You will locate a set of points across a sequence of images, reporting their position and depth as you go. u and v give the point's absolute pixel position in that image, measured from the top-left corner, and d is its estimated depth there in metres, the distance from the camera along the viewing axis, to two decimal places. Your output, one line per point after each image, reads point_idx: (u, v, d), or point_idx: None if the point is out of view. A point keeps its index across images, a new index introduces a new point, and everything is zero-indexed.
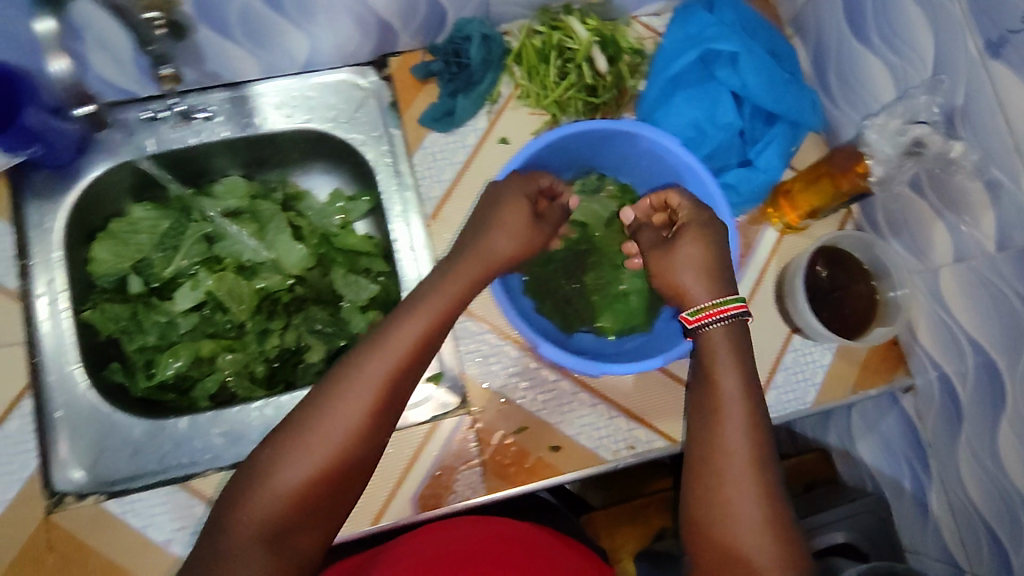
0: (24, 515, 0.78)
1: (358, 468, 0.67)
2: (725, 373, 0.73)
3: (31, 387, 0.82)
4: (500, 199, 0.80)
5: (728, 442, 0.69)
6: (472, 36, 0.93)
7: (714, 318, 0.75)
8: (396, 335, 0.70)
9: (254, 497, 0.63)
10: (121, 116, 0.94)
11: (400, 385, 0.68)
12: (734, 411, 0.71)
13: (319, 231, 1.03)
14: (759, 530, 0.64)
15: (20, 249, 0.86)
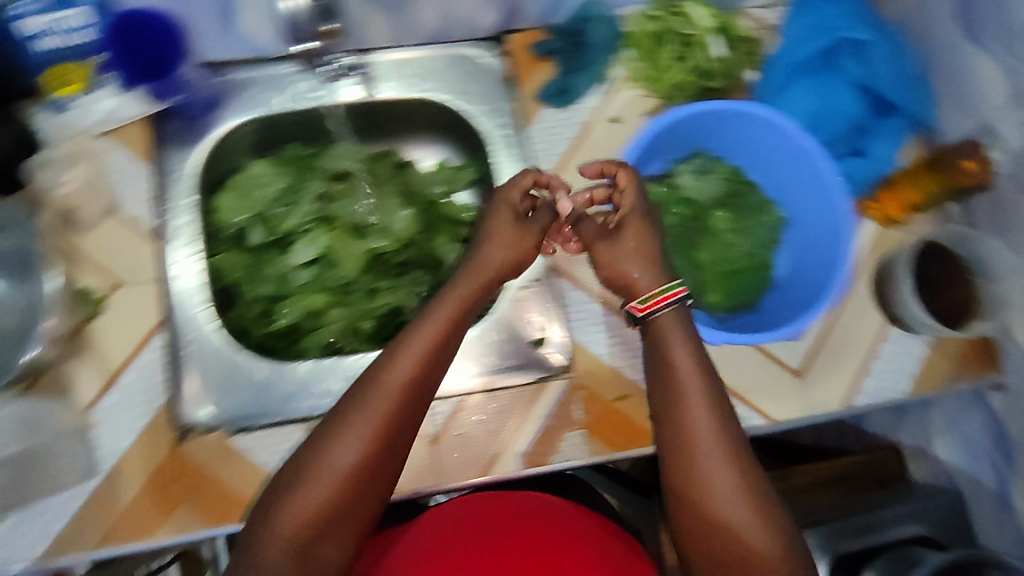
0: (155, 442, 0.83)
1: (376, 479, 0.68)
2: (680, 343, 0.73)
3: (164, 323, 0.86)
4: (496, 214, 0.84)
5: (698, 418, 0.69)
6: (594, 19, 0.97)
7: (661, 305, 0.75)
8: (401, 358, 0.71)
9: (280, 512, 0.65)
10: (248, 75, 0.95)
11: (410, 405, 0.69)
12: (695, 385, 0.70)
13: (422, 198, 1.04)
14: (734, 495, 0.66)
15: (158, 193, 0.89)
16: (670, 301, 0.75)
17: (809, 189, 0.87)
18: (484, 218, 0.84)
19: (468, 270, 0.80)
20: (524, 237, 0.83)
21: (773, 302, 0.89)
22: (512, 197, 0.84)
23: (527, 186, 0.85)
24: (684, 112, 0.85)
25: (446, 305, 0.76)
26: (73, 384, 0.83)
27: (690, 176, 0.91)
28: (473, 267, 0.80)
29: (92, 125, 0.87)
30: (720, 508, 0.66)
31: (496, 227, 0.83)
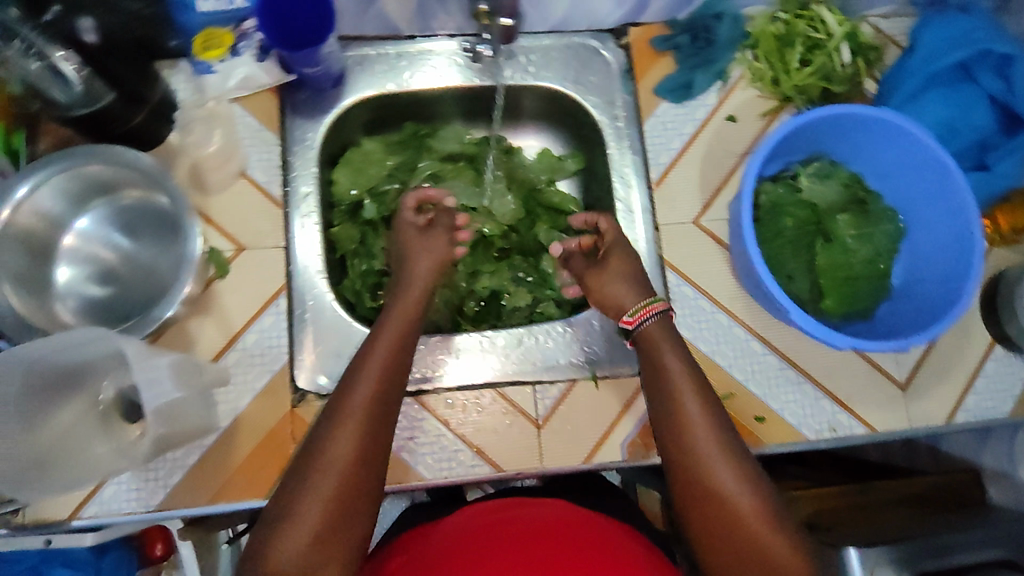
0: (272, 402, 0.84)
1: (364, 491, 0.66)
2: (666, 351, 0.78)
3: (287, 287, 0.88)
4: (403, 235, 0.90)
5: (695, 426, 0.72)
6: (725, 16, 0.97)
7: (649, 315, 0.81)
8: (365, 377, 0.72)
9: (279, 538, 0.62)
10: (379, 50, 0.96)
11: (380, 417, 0.70)
12: (688, 392, 0.74)
13: (524, 184, 1.05)
14: (740, 490, 0.68)
15: (286, 161, 0.91)
16: (654, 311, 0.81)
17: (937, 200, 0.86)
18: (398, 239, 0.91)
19: (405, 288, 0.84)
20: (445, 248, 0.89)
21: (890, 309, 0.90)
22: (407, 217, 0.91)
23: (415, 204, 0.91)
24: (794, 124, 0.83)
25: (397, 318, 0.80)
26: (197, 341, 0.84)
27: (812, 179, 0.91)
28: (406, 279, 0.85)
29: (227, 88, 0.88)
30: (730, 503, 0.67)
31: (416, 246, 0.89)
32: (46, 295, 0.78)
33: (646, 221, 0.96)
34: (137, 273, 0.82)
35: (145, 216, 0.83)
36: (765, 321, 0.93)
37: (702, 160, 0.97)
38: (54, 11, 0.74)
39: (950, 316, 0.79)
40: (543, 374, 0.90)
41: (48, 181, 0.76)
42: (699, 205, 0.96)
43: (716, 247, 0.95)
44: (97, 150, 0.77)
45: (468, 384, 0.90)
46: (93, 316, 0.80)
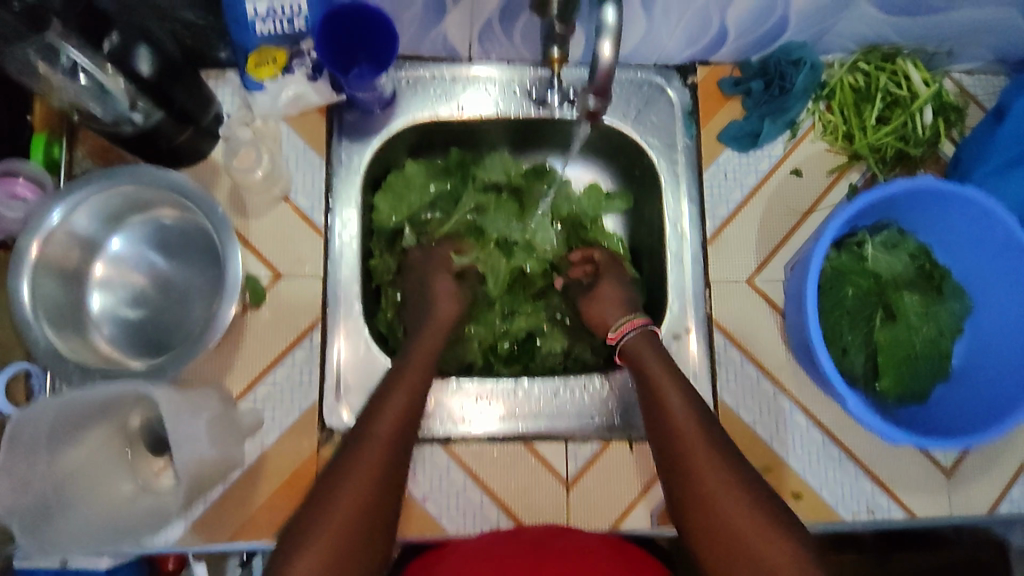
0: (299, 441, 0.82)
1: (377, 521, 0.65)
2: (653, 364, 0.78)
3: (322, 320, 0.85)
4: (433, 277, 0.89)
5: (687, 431, 0.71)
6: (803, 64, 0.89)
7: (629, 330, 0.82)
8: (389, 407, 0.72)
9: (294, 559, 0.60)
10: (434, 72, 0.91)
11: (398, 449, 0.70)
12: (674, 397, 0.74)
13: (571, 221, 0.99)
14: (729, 490, 0.67)
15: (327, 186, 0.87)
16: (635, 325, 0.82)
17: (1012, 286, 0.82)
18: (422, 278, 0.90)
19: (429, 322, 0.84)
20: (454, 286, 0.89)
21: (945, 393, 0.86)
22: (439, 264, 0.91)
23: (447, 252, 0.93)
24: (863, 201, 0.79)
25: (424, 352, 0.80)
26: (228, 371, 0.82)
27: (879, 249, 0.86)
28: (433, 319, 0.84)
29: (277, 107, 0.83)
30: (722, 502, 0.66)
31: (432, 282, 0.89)
32: (82, 323, 0.76)
33: (696, 275, 0.91)
34: (171, 296, 0.80)
35: (185, 236, 0.81)
36: (810, 391, 0.90)
37: (762, 215, 0.92)
38: (111, 42, 0.68)
39: (1008, 422, 0.76)
40: (576, 430, 0.88)
41: (85, 200, 0.73)
42: (754, 263, 0.91)
43: (769, 309, 0.91)
44: (140, 173, 0.73)
45: (500, 435, 0.87)
46: (128, 340, 0.78)
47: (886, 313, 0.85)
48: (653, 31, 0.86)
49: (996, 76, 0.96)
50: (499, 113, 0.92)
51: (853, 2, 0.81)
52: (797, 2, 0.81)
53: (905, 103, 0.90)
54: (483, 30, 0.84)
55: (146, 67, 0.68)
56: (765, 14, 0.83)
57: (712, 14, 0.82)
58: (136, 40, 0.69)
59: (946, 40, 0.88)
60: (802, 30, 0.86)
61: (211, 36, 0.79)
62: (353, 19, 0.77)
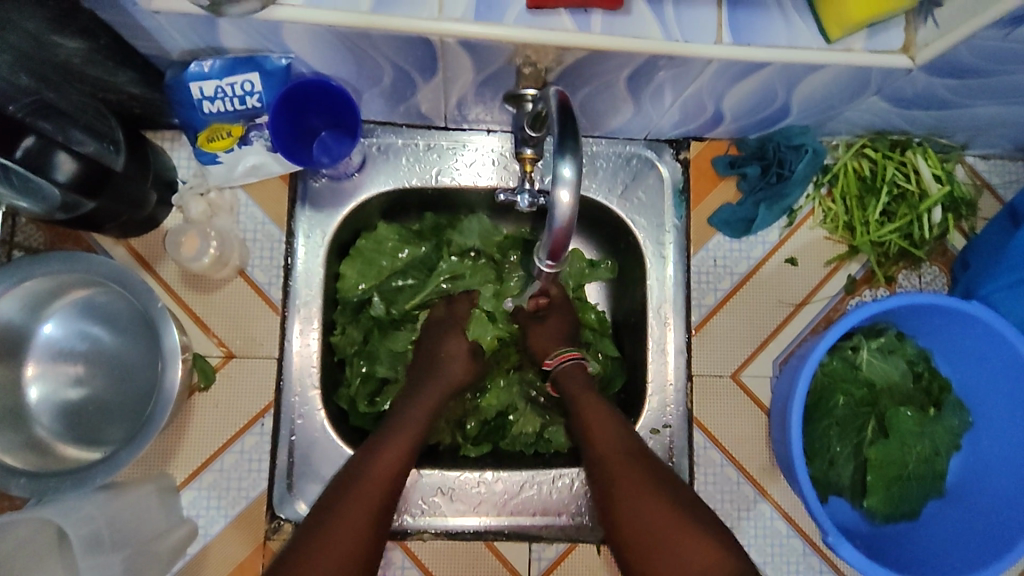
0: (246, 533, 0.78)
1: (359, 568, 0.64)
2: (592, 407, 0.76)
3: (275, 404, 0.80)
4: (445, 334, 0.87)
5: (618, 470, 0.69)
6: (805, 150, 0.83)
7: (566, 360, 0.82)
8: (381, 462, 0.72)
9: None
10: (408, 139, 0.85)
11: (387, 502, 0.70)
12: (606, 438, 0.73)
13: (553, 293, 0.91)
14: (666, 515, 0.63)
15: (288, 259, 0.82)
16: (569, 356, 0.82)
17: (1015, 409, 0.76)
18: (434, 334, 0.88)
19: (433, 381, 0.83)
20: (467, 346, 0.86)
21: (938, 510, 0.80)
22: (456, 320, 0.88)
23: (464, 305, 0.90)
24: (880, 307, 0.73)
25: (423, 410, 0.79)
26: (172, 457, 0.78)
27: (874, 354, 0.80)
28: (438, 380, 0.83)
29: (233, 177, 0.78)
30: (660, 531, 0.62)
31: (445, 341, 0.86)
32: (17, 416, 0.71)
33: (678, 369, 0.85)
34: (115, 378, 0.75)
35: (121, 312, 0.75)
36: (792, 498, 0.84)
37: (755, 306, 0.86)
38: (27, 146, 0.60)
39: (999, 563, 0.70)
40: (543, 528, 0.82)
41: (8, 292, 0.67)
42: (740, 358, 0.86)
43: (755, 409, 0.85)
44: (73, 258, 0.69)
45: (465, 530, 0.82)
46: (67, 428, 0.74)
47: (879, 425, 0.80)
48: (643, 113, 0.80)
49: (1013, 163, 0.89)
50: (478, 185, 0.86)
51: (859, 97, 0.74)
52: (799, 94, 0.74)
53: (913, 200, 0.84)
54: (458, 102, 0.78)
55: (64, 177, 0.63)
56: (764, 102, 0.77)
57: (706, 100, 0.76)
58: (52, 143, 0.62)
59: (960, 130, 0.82)
60: (804, 116, 0.80)
61: (162, 104, 0.74)
62: (312, 95, 0.72)
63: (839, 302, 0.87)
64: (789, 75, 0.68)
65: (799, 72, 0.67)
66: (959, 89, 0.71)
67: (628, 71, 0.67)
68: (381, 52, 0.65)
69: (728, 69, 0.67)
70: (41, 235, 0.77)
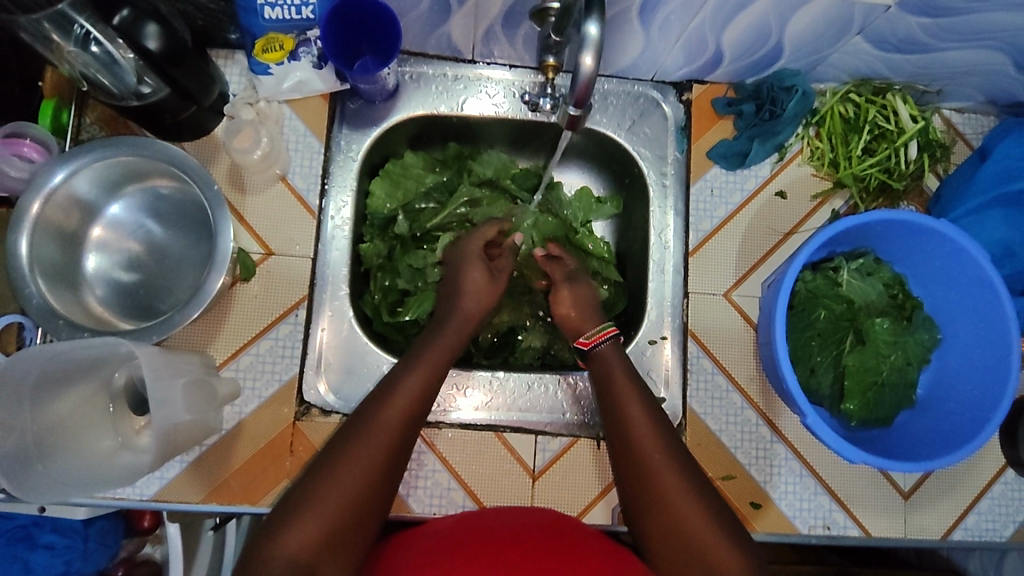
0: (278, 412, 0.85)
1: (376, 503, 0.66)
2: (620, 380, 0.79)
3: (308, 299, 0.88)
4: (466, 268, 0.88)
5: (644, 437, 0.73)
6: (795, 90, 0.92)
7: (603, 338, 0.84)
8: (400, 392, 0.72)
9: (284, 530, 0.61)
10: (437, 69, 0.94)
11: (407, 432, 0.70)
12: (632, 406, 0.76)
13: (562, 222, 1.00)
14: (684, 492, 0.69)
15: (324, 170, 0.90)
16: (609, 334, 0.84)
17: (983, 324, 0.84)
18: (459, 265, 0.89)
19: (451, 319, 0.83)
20: (485, 276, 0.87)
21: (910, 420, 0.89)
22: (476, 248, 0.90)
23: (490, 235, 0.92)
24: (837, 229, 0.81)
25: (439, 345, 0.79)
26: (213, 339, 0.85)
27: (854, 275, 0.88)
28: (454, 301, 0.86)
29: (281, 91, 0.87)
30: (674, 502, 0.69)
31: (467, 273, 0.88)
32: (76, 283, 0.79)
33: (675, 285, 0.94)
34: (166, 261, 0.83)
35: (181, 205, 0.84)
36: (776, 407, 0.92)
37: (746, 232, 0.95)
38: (122, 15, 0.68)
39: (953, 454, 0.78)
40: (547, 424, 0.90)
41: (86, 167, 0.77)
42: (733, 278, 0.94)
43: (744, 324, 0.93)
44: (139, 145, 0.77)
45: (475, 422, 0.90)
46: (121, 300, 0.81)
47: (856, 337, 0.87)
48: (652, 49, 0.88)
49: (985, 116, 0.98)
50: (498, 114, 0.95)
51: (845, 37, 0.83)
52: (791, 32, 0.83)
53: (892, 137, 0.93)
54: (487, 33, 0.87)
55: (152, 45, 0.68)
56: (760, 42, 0.86)
57: (708, 38, 0.85)
58: (146, 16, 0.68)
59: (937, 79, 0.91)
60: (795, 58, 0.89)
61: (222, 18, 0.83)
62: (360, 13, 0.81)
63: None
64: (781, 8, 0.77)
65: (791, 4, 0.76)
66: (933, 30, 0.79)
67: None
68: None
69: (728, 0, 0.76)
70: (104, 132, 0.84)
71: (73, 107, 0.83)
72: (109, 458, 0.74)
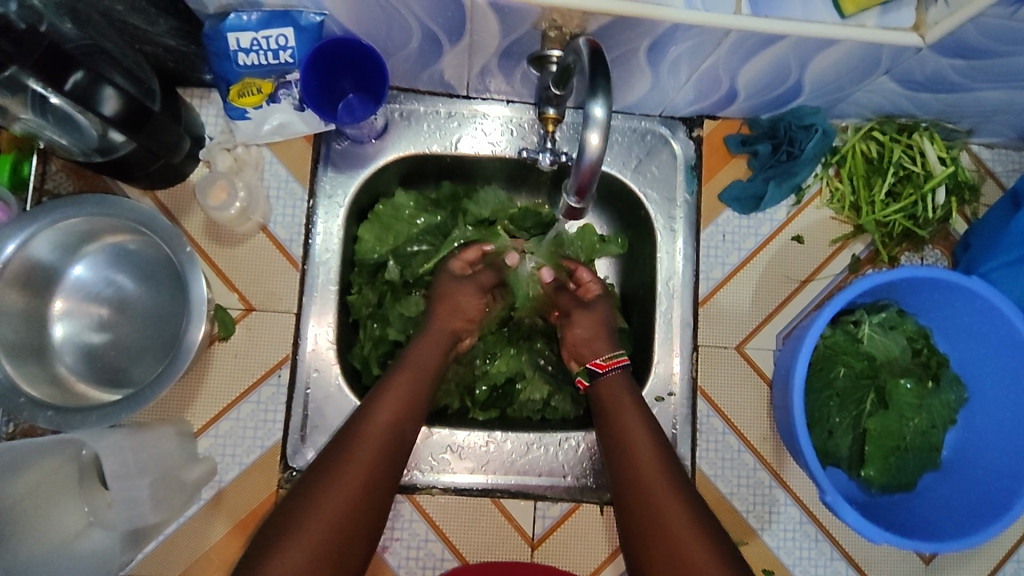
0: (261, 480, 0.80)
1: (360, 531, 0.66)
2: (625, 410, 0.77)
3: (292, 357, 0.82)
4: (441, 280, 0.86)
5: (650, 477, 0.71)
6: (814, 129, 0.85)
7: (616, 364, 0.81)
8: (379, 416, 0.72)
9: (269, 561, 0.60)
10: (429, 106, 0.88)
11: (388, 454, 0.71)
12: (642, 446, 0.74)
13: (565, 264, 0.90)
14: (694, 535, 0.66)
15: (309, 218, 0.84)
16: (623, 362, 0.82)
17: (1012, 386, 0.78)
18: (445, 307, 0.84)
19: (427, 334, 0.82)
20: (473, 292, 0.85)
21: (933, 483, 0.83)
22: (452, 268, 0.86)
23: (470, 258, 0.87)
24: (864, 286, 0.75)
25: (420, 363, 0.79)
26: (190, 404, 0.80)
27: (875, 329, 0.82)
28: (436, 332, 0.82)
29: (260, 134, 0.82)
30: (685, 547, 0.66)
31: (446, 293, 0.85)
32: (40, 352, 0.73)
33: (683, 338, 0.88)
34: (139, 322, 0.77)
35: (151, 261, 0.78)
36: (791, 468, 0.87)
37: (760, 281, 0.89)
38: (74, 79, 0.63)
39: (983, 533, 0.74)
40: (547, 488, 0.85)
41: (43, 230, 0.71)
42: (746, 330, 0.88)
43: (758, 380, 0.88)
44: (106, 202, 0.72)
45: (471, 487, 0.84)
46: (90, 366, 0.76)
47: (878, 398, 0.82)
48: (660, 87, 0.82)
49: (1017, 152, 0.92)
50: (495, 154, 0.89)
51: (870, 77, 0.77)
52: (812, 72, 0.76)
53: (918, 180, 0.87)
54: (480, 71, 0.81)
55: (109, 111, 0.65)
56: (777, 81, 0.79)
57: (721, 76, 0.78)
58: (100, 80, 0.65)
59: (967, 117, 0.84)
60: (815, 96, 0.82)
61: (194, 59, 0.77)
62: (347, 57, 0.76)
63: (843, 279, 0.89)
64: (802, 50, 0.70)
65: (813, 46, 0.69)
66: (968, 71, 0.73)
67: (649, 40, 0.70)
68: (411, 11, 0.68)
69: (744, 43, 0.69)
70: (71, 182, 0.79)
71: (36, 158, 0.78)
72: (75, 539, 0.70)
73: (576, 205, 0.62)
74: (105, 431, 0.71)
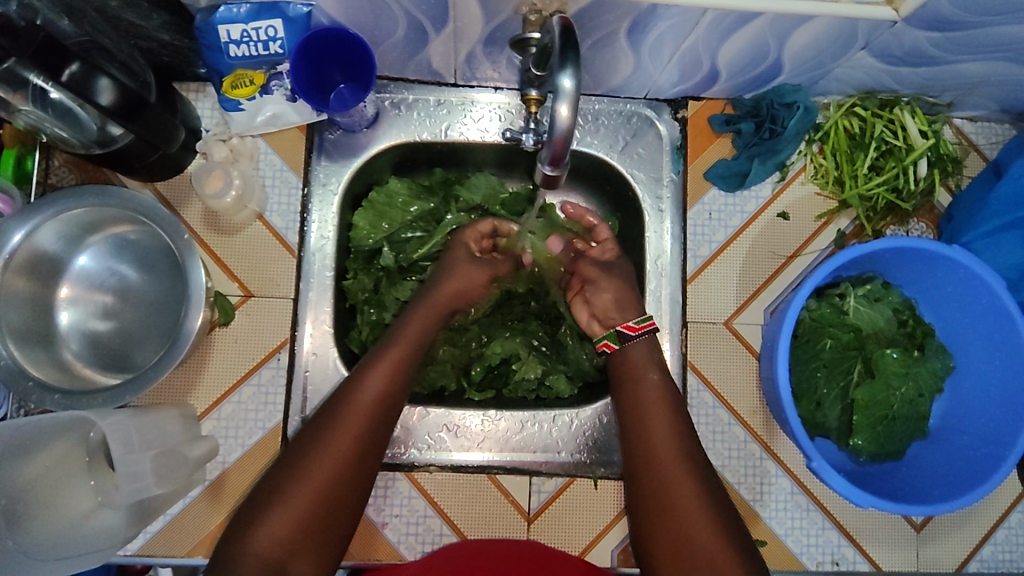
0: (264, 458, 0.82)
1: (348, 497, 0.68)
2: (639, 386, 0.79)
3: (290, 341, 0.84)
4: (454, 255, 0.88)
5: (659, 442, 0.74)
6: (796, 107, 0.87)
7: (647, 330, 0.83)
8: (368, 384, 0.73)
9: (257, 525, 0.64)
10: (419, 95, 0.90)
11: (377, 424, 0.72)
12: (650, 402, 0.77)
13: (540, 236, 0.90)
14: (699, 505, 0.69)
15: (303, 204, 0.87)
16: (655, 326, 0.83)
17: (999, 349, 0.80)
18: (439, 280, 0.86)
19: (421, 305, 0.83)
20: (484, 274, 0.87)
21: (922, 451, 0.85)
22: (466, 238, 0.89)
23: (485, 231, 0.90)
24: (850, 256, 0.77)
25: (410, 333, 0.80)
26: (193, 388, 0.82)
27: (860, 302, 0.84)
28: (431, 302, 0.83)
29: (254, 125, 0.85)
30: (696, 528, 0.68)
31: (456, 266, 0.86)
32: (48, 341, 0.76)
33: (673, 314, 0.90)
34: (142, 309, 0.80)
35: (152, 250, 0.81)
36: (781, 440, 0.88)
37: (747, 258, 0.90)
38: (72, 70, 0.65)
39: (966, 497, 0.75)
40: (542, 463, 0.87)
41: (47, 221, 0.74)
42: (733, 306, 0.90)
43: (747, 354, 0.89)
44: (106, 193, 0.75)
45: (468, 464, 0.87)
46: (95, 353, 0.79)
47: (865, 367, 0.83)
48: (644, 68, 0.83)
49: (1000, 124, 0.93)
50: (485, 138, 0.91)
51: (848, 52, 0.78)
52: (790, 49, 0.77)
53: (900, 154, 0.88)
54: (466, 59, 0.83)
55: (105, 101, 0.67)
56: (756, 59, 0.80)
57: (702, 56, 0.80)
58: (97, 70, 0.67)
59: (948, 90, 0.86)
60: (796, 74, 0.84)
61: (188, 53, 0.80)
62: (335, 47, 0.78)
63: (830, 254, 0.91)
64: (779, 27, 0.72)
65: (789, 23, 0.71)
66: (943, 43, 0.74)
67: (627, 21, 0.71)
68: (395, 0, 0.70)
69: (721, 22, 0.71)
70: (73, 175, 0.83)
71: (38, 153, 0.82)
72: (86, 518, 0.71)
73: (552, 173, 0.66)
74: (111, 410, 0.73)
